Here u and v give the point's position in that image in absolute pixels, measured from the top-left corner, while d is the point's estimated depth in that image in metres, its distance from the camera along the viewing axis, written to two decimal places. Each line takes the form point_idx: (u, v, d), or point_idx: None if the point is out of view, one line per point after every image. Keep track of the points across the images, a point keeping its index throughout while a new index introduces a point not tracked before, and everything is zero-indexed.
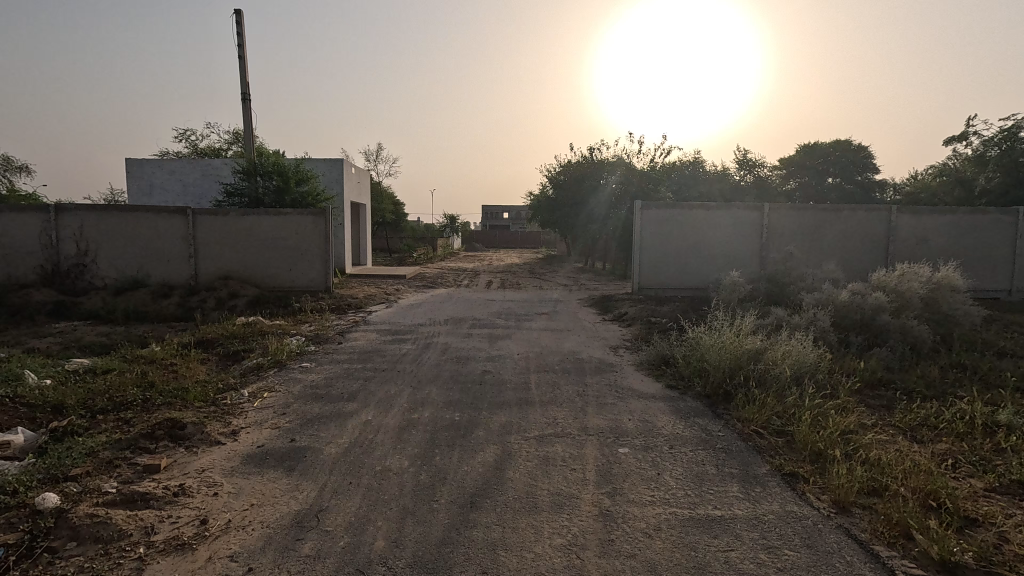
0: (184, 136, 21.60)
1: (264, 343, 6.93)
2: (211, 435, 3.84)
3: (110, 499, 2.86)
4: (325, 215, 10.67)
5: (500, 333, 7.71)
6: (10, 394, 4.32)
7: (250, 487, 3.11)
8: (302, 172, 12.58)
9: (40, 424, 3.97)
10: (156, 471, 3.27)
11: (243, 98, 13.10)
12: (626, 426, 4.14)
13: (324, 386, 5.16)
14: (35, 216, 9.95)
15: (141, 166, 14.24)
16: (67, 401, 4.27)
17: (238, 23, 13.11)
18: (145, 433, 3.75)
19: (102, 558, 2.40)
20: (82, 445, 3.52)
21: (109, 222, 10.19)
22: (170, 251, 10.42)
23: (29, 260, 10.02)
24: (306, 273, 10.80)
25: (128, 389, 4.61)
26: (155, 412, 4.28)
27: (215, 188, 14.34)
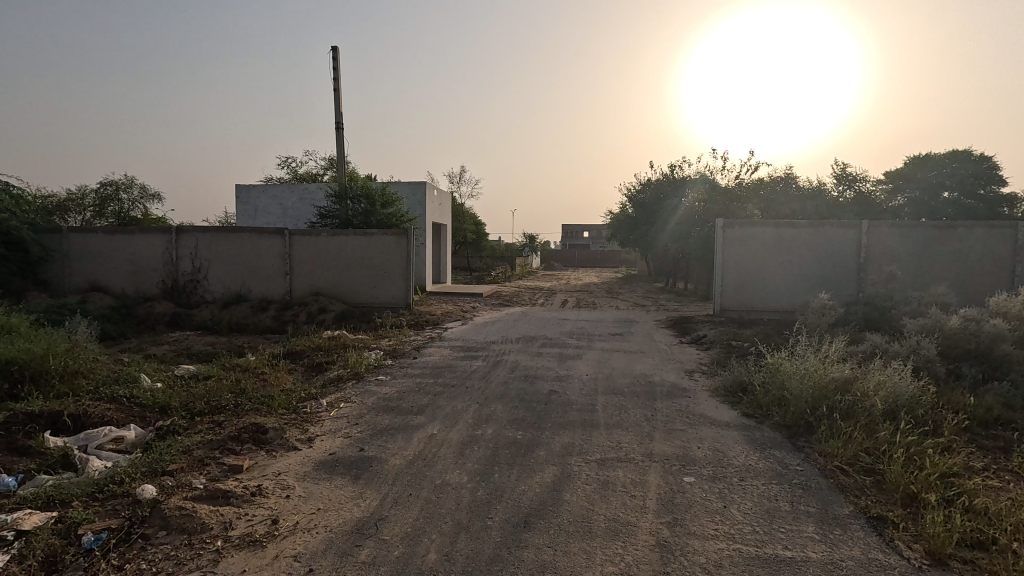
0: (287, 164, 23.52)
1: (345, 356, 7.34)
2: (290, 441, 4.11)
3: (197, 494, 3.14)
4: (407, 235, 11.18)
5: (571, 353, 7.64)
6: (127, 394, 4.88)
7: (319, 492, 3.29)
8: (388, 195, 13.31)
9: (149, 424, 4.45)
10: (239, 472, 3.55)
11: (337, 127, 14.15)
12: (694, 454, 3.95)
13: (396, 399, 5.37)
14: (160, 237, 11.26)
15: (249, 192, 15.69)
16: (172, 403, 4.76)
17: (334, 58, 14.21)
18: (233, 436, 4.09)
19: (185, 548, 2.64)
20: (179, 443, 3.89)
21: (218, 242, 11.27)
22: (269, 268, 11.35)
23: (154, 276, 11.34)
24: (388, 290, 11.33)
25: (223, 395, 5.05)
26: (244, 416, 4.66)
27: (311, 211, 15.47)
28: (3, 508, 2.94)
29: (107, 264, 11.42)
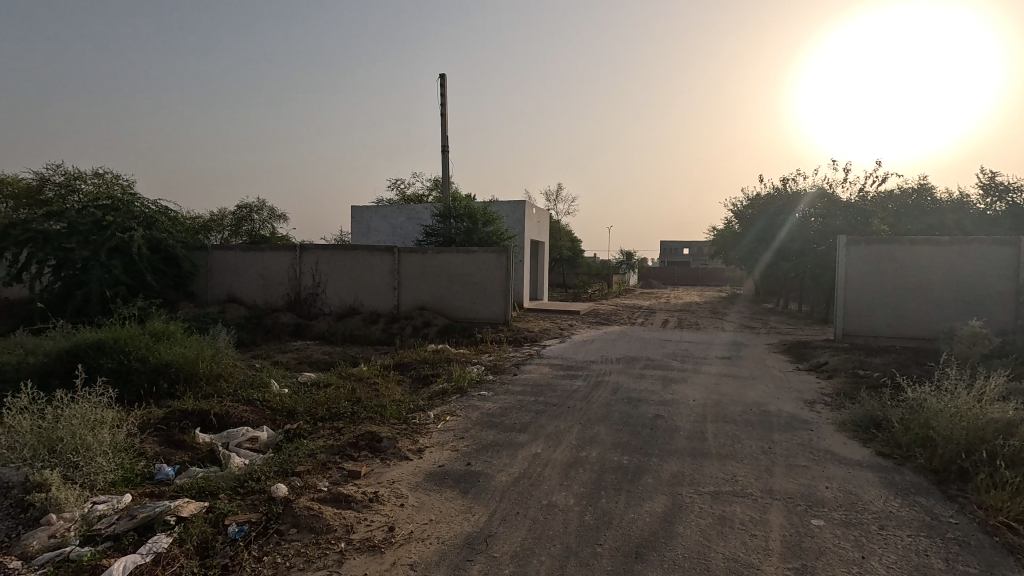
0: (395, 186, 25.07)
1: (449, 369, 7.60)
2: (402, 451, 4.30)
3: (322, 497, 3.36)
4: (507, 253, 11.40)
5: (675, 376, 7.32)
6: (260, 398, 5.39)
7: (431, 503, 3.40)
8: (489, 214, 13.70)
9: (278, 426, 4.86)
10: (357, 478, 3.76)
11: (443, 149, 14.87)
12: (822, 495, 3.61)
13: (499, 415, 5.44)
14: (287, 254, 12.41)
15: (362, 213, 16.87)
16: (297, 408, 5.17)
17: (442, 85, 15.02)
18: (351, 442, 4.36)
19: (314, 547, 2.83)
20: (305, 446, 4.21)
21: (335, 259, 12.19)
22: (379, 284, 12.06)
23: (281, 289, 12.50)
24: (488, 306, 11.59)
25: (341, 403, 5.41)
26: (360, 424, 4.96)
27: (417, 230, 16.30)
28: (164, 494, 3.32)
29: (242, 278, 12.74)
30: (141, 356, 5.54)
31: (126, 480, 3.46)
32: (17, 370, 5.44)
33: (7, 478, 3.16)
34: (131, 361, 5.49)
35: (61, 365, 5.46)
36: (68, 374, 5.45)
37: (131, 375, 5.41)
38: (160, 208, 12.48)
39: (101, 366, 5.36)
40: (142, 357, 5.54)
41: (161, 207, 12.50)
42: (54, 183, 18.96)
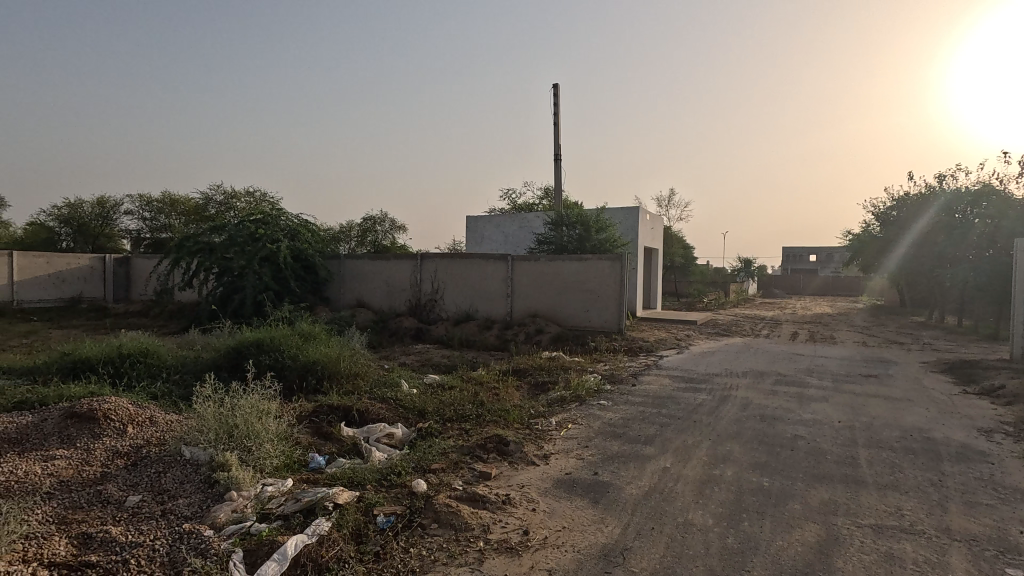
0: (507, 196, 25.73)
1: (566, 377, 7.58)
2: (529, 456, 4.35)
3: (458, 495, 3.50)
4: (622, 260, 11.18)
5: (813, 393, 6.71)
6: (393, 396, 5.74)
7: (563, 510, 3.40)
8: (602, 221, 13.56)
9: (410, 424, 5.14)
10: (488, 479, 3.87)
11: (556, 158, 15.00)
12: (1016, 540, 3.09)
13: (622, 426, 5.32)
14: (409, 263, 13.17)
15: (477, 222, 17.48)
16: (427, 408, 5.43)
17: (556, 95, 15.19)
18: (480, 444, 4.49)
19: (455, 543, 2.95)
20: (437, 445, 4.41)
21: (453, 266, 12.71)
22: (494, 290, 12.38)
23: (403, 295, 13.29)
24: (601, 314, 11.44)
25: (467, 405, 5.60)
26: (486, 426, 5.10)
27: (529, 238, 16.53)
28: (319, 481, 3.63)
29: (370, 284, 13.72)
30: (292, 354, 6.14)
31: (287, 466, 3.83)
32: (196, 362, 6.28)
33: (196, 456, 3.63)
34: (285, 358, 6.10)
35: (229, 359, 6.20)
36: (234, 368, 6.18)
37: (285, 371, 6.02)
38: (301, 221, 13.84)
39: (260, 362, 6.03)
40: (293, 355, 6.13)
41: (302, 220, 13.85)
42: (216, 201, 21.76)
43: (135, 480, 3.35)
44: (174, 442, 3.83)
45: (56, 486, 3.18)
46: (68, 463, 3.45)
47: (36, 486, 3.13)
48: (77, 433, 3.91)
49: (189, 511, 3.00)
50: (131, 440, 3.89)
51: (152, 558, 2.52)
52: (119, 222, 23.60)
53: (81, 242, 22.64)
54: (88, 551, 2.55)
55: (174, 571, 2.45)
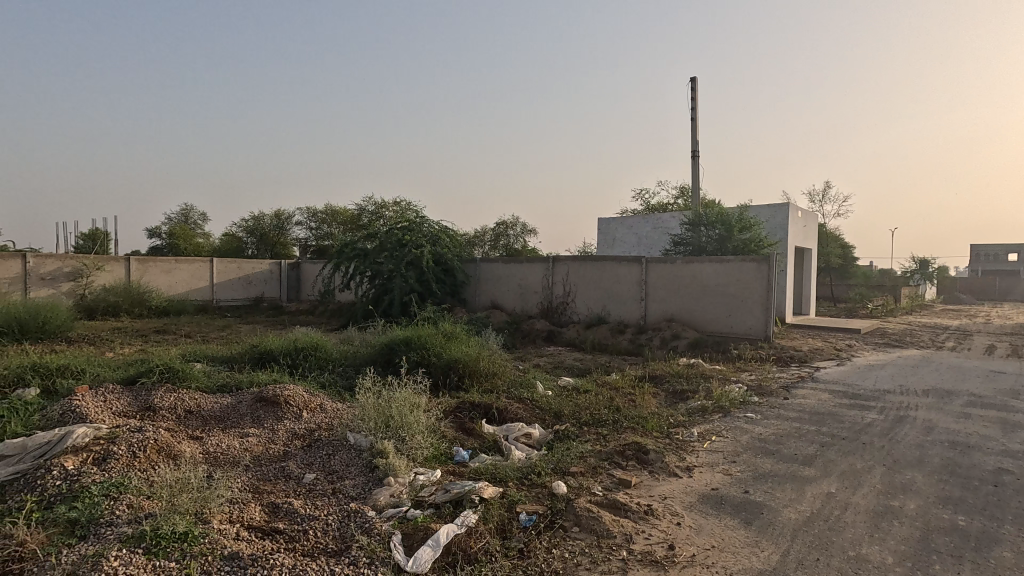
0: (639, 196, 25.06)
1: (707, 386, 7.15)
2: (671, 467, 4.17)
3: (599, 500, 3.46)
4: (770, 262, 10.30)
5: (1021, 420, 5.58)
6: (529, 397, 5.85)
7: (711, 528, 3.20)
8: (746, 220, 12.61)
9: (547, 425, 5.20)
10: (628, 487, 3.78)
11: (694, 156, 14.28)
12: None
13: (775, 442, 4.88)
14: (541, 265, 13.38)
15: (608, 224, 17.22)
16: (563, 410, 5.44)
17: (694, 89, 14.47)
18: (618, 451, 4.41)
19: (597, 549, 2.92)
20: (575, 448, 4.41)
21: (585, 269, 12.66)
22: (627, 294, 12.09)
23: (535, 297, 13.53)
24: (745, 320, 10.64)
25: (603, 410, 5.52)
26: (623, 433, 4.99)
27: (664, 240, 15.92)
28: (465, 474, 3.82)
29: (504, 287, 14.18)
30: (437, 352, 6.54)
31: (436, 457, 4.08)
32: (355, 356, 6.96)
33: (358, 443, 4.01)
34: (430, 355, 6.52)
35: (382, 355, 6.78)
36: (386, 363, 6.74)
37: (431, 367, 6.43)
38: (442, 227, 14.72)
39: (409, 358, 6.51)
40: (438, 353, 6.53)
41: (443, 226, 14.73)
42: (368, 211, 23.99)
43: (310, 460, 3.79)
44: (340, 428, 4.27)
45: (251, 459, 3.70)
46: (259, 440, 4.00)
47: (236, 457, 3.67)
48: (264, 414, 4.52)
49: (355, 492, 3.32)
50: (307, 424, 4.41)
51: (327, 532, 2.83)
52: (291, 232, 27.01)
53: (262, 249, 26.29)
54: (277, 518, 2.93)
55: (344, 546, 2.72)
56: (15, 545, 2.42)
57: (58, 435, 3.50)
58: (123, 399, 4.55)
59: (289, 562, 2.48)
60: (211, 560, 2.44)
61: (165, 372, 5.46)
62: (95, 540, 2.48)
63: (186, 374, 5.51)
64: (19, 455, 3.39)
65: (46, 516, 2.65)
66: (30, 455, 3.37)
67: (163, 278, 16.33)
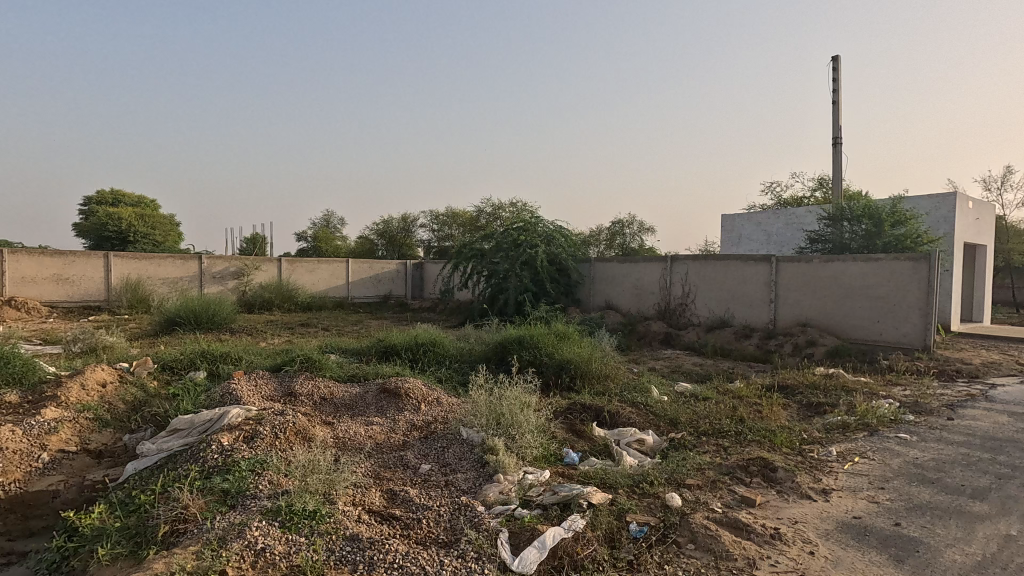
0: (770, 190, 23.16)
1: (849, 400, 6.38)
2: (802, 487, 3.77)
3: (717, 518, 3.22)
4: (931, 261, 8.88)
5: None
6: (644, 402, 5.63)
7: (852, 562, 2.83)
8: (899, 213, 11.10)
9: (662, 432, 4.96)
10: (752, 506, 3.47)
11: (835, 143, 12.88)
12: None
13: (935, 469, 4.21)
14: (658, 265, 12.88)
15: (734, 221, 16.19)
16: (680, 417, 5.16)
17: (835, 69, 13.05)
18: (741, 465, 4.08)
19: (714, 570, 2.71)
20: (692, 459, 4.15)
21: (707, 269, 11.94)
22: (753, 295, 11.17)
23: (652, 298, 13.05)
24: (898, 327, 9.29)
25: (725, 420, 5.15)
26: (747, 446, 4.61)
27: (798, 237, 14.55)
28: (574, 477, 3.76)
29: (619, 287, 13.86)
30: (549, 352, 6.54)
31: (545, 458, 4.07)
32: (470, 353, 7.19)
33: (470, 438, 4.12)
34: (542, 355, 6.54)
35: (496, 353, 6.93)
36: (499, 361, 6.88)
37: (542, 367, 6.44)
38: (556, 227, 14.74)
39: (522, 357, 6.58)
40: (550, 353, 6.53)
41: (557, 226, 14.75)
42: (486, 213, 24.76)
43: (426, 452, 3.97)
44: (454, 422, 4.42)
45: (374, 447, 3.96)
46: (381, 429, 4.27)
47: (360, 444, 3.95)
48: (387, 405, 4.82)
49: (466, 486, 3.40)
50: (424, 416, 4.63)
51: (439, 522, 2.93)
52: (416, 234, 28.72)
53: (390, 250, 28.25)
54: (394, 504, 3.09)
55: (455, 538, 2.80)
56: (181, 508, 2.80)
57: (217, 414, 4.02)
58: (270, 385, 5.11)
59: (402, 548, 2.61)
60: (335, 539, 2.63)
61: (304, 362, 6.04)
62: (241, 510, 2.80)
63: (322, 364, 6.05)
64: (189, 430, 3.94)
65: (205, 485, 3.04)
66: (197, 430, 3.91)
67: (306, 277, 18.17)
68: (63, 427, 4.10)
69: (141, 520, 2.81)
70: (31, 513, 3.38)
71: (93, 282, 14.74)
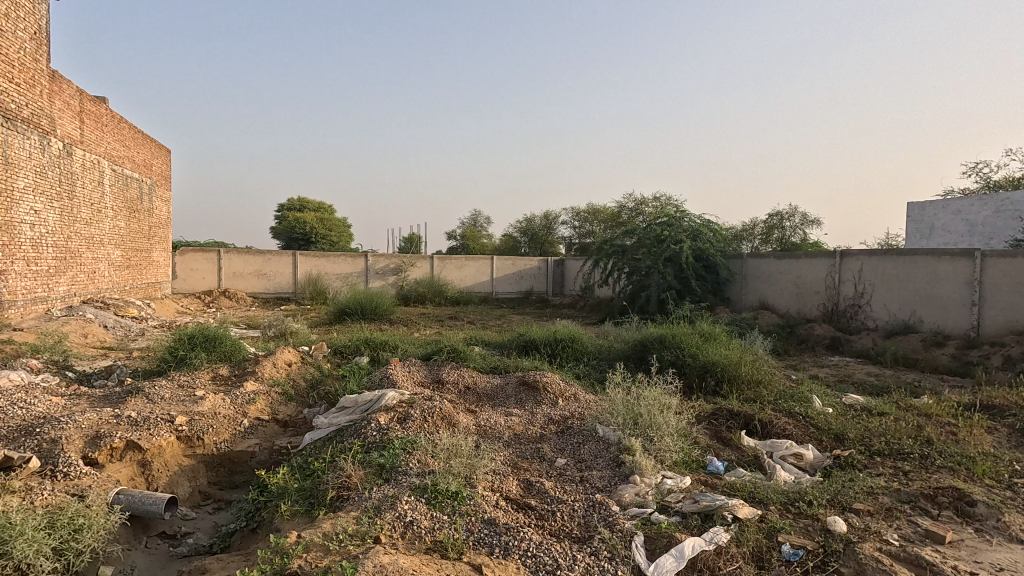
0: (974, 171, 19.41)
1: None
2: (1012, 528, 3.11)
3: (891, 551, 2.80)
4: None
5: None
6: (803, 413, 5.07)
7: None
8: None
9: (824, 447, 4.44)
10: (939, 544, 2.96)
11: None
12: None
13: None
14: (825, 261, 11.52)
15: (924, 209, 13.90)
16: (847, 433, 4.57)
17: None
18: (927, 494, 3.50)
19: None
20: (862, 481, 3.65)
21: (887, 265, 10.36)
22: (949, 297, 9.37)
23: (816, 298, 11.72)
24: None
25: (905, 440, 4.45)
26: (935, 473, 3.94)
27: (1013, 226, 12.02)
28: (718, 487, 3.52)
29: (776, 285, 12.67)
30: (693, 353, 6.20)
31: (686, 463, 3.87)
32: (609, 351, 7.09)
33: (607, 436, 4.06)
34: (685, 356, 6.22)
35: (636, 351, 6.75)
36: (639, 360, 6.70)
37: (685, 368, 6.14)
38: (703, 221, 13.91)
39: (663, 357, 6.33)
40: (694, 354, 6.19)
41: (704, 220, 13.91)
42: (628, 208, 24.21)
43: (562, 446, 4.01)
44: (590, 418, 4.40)
45: (513, 437, 4.10)
46: (520, 420, 4.41)
47: (500, 433, 4.11)
48: (526, 398, 4.96)
49: (601, 484, 3.37)
50: (561, 411, 4.68)
51: (573, 517, 2.93)
52: (557, 231, 29.06)
53: (533, 248, 28.93)
54: (530, 494, 3.17)
55: (588, 534, 2.79)
56: (345, 476, 3.17)
57: (376, 396, 4.47)
58: (422, 372, 5.54)
59: (536, 538, 2.67)
60: (474, 521, 2.78)
61: (451, 352, 6.45)
62: (394, 484, 3.08)
63: (467, 355, 6.40)
64: (353, 408, 4.44)
65: (365, 458, 3.40)
66: (360, 408, 4.38)
67: (455, 273, 19.37)
68: (259, 398, 4.86)
69: (314, 484, 3.23)
70: (236, 468, 4.08)
71: (284, 277, 17.22)
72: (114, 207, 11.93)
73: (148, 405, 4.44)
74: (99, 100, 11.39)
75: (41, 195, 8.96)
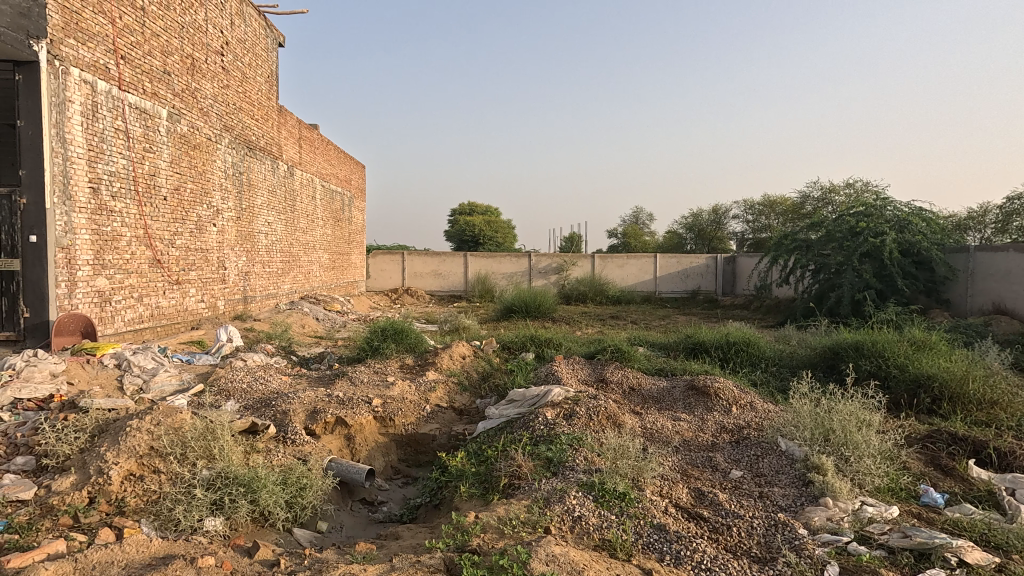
0: None
1: None
2: None
3: None
4: None
5: None
6: None
7: None
8: None
9: None
10: None
11: None
12: None
13: None
14: None
15: None
16: None
17: None
18: None
19: None
20: None
21: None
22: None
23: None
24: None
25: None
26: None
27: None
28: (936, 523, 2.98)
29: (1018, 284, 10.25)
30: (900, 364, 5.34)
31: (892, 491, 3.34)
32: (792, 357, 6.44)
33: (791, 451, 3.68)
34: (890, 367, 5.39)
35: (825, 359, 6.03)
36: (830, 369, 5.97)
37: (890, 382, 5.31)
38: (913, 210, 11.84)
39: (860, 367, 5.56)
40: (901, 365, 5.33)
41: (915, 208, 11.84)
42: (813, 198, 21.62)
43: (737, 457, 3.73)
44: (771, 430, 4.03)
45: (682, 443, 3.93)
46: (689, 426, 4.21)
47: (668, 437, 3.97)
48: (695, 403, 4.73)
49: (785, 503, 3.07)
50: (735, 419, 4.36)
51: (752, 535, 2.72)
52: (728, 226, 27.09)
53: (700, 244, 27.38)
54: (702, 505, 3.01)
55: (771, 556, 2.56)
56: (517, 465, 3.33)
57: (542, 392, 4.62)
58: (585, 370, 5.58)
59: (711, 551, 2.53)
60: (643, 524, 2.73)
61: (614, 352, 6.40)
62: (562, 478, 3.16)
63: (631, 355, 6.29)
64: (522, 401, 4.65)
65: (534, 450, 3.53)
66: (527, 402, 4.58)
67: (617, 272, 19.17)
68: (439, 387, 5.34)
69: (488, 470, 3.46)
70: (421, 449, 4.53)
71: (456, 276, 18.63)
72: (323, 217, 14.03)
73: (352, 387, 5.15)
74: (313, 127, 13.45)
75: (273, 210, 10.89)
